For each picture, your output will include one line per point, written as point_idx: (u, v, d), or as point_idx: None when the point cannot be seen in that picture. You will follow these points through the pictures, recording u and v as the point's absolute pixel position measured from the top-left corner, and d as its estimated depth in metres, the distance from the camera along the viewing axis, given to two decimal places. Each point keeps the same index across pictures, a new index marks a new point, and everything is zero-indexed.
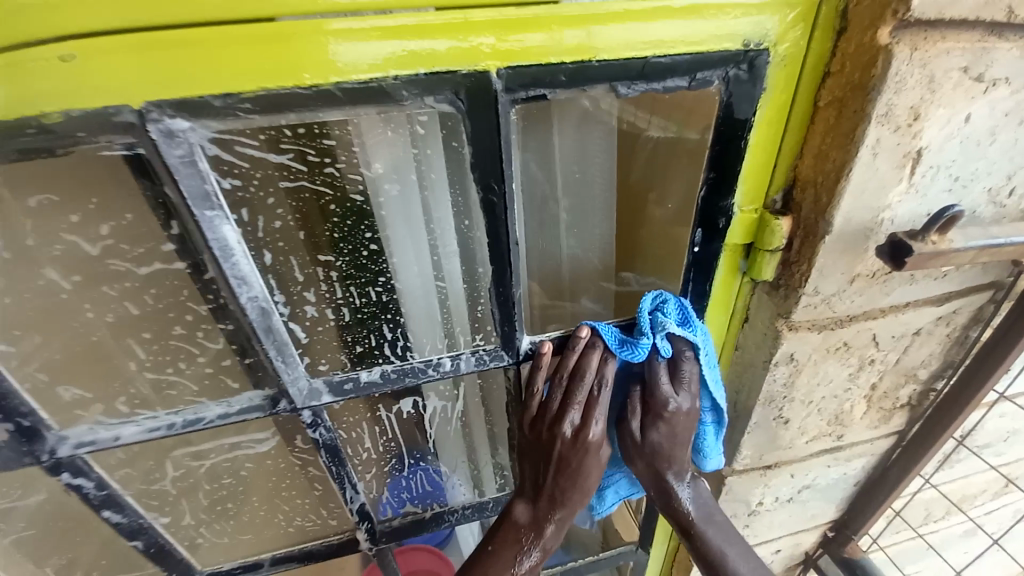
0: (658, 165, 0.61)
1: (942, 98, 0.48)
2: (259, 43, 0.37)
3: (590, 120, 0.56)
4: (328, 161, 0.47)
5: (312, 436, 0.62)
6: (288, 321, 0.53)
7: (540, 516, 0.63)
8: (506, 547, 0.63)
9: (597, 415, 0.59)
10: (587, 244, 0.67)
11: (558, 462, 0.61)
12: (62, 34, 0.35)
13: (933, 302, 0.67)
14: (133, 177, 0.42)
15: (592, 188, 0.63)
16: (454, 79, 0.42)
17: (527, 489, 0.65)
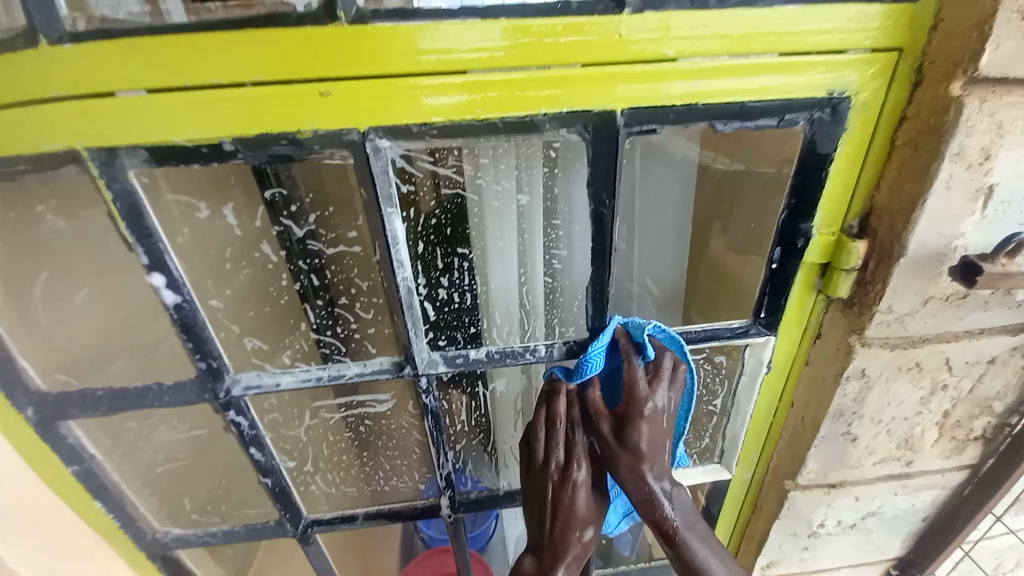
0: (725, 200, 0.72)
1: (1013, 141, 0.54)
2: (374, 90, 0.50)
3: (661, 156, 0.67)
4: (476, 176, 0.63)
5: (424, 401, 0.72)
6: (423, 300, 0.66)
7: (547, 569, 0.65)
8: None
9: (580, 456, 0.65)
10: (658, 265, 0.80)
11: (551, 508, 0.65)
12: (322, 77, 0.49)
13: (1007, 331, 0.70)
14: (342, 179, 0.58)
15: (667, 216, 0.76)
16: (586, 116, 0.53)
17: (532, 540, 0.68)
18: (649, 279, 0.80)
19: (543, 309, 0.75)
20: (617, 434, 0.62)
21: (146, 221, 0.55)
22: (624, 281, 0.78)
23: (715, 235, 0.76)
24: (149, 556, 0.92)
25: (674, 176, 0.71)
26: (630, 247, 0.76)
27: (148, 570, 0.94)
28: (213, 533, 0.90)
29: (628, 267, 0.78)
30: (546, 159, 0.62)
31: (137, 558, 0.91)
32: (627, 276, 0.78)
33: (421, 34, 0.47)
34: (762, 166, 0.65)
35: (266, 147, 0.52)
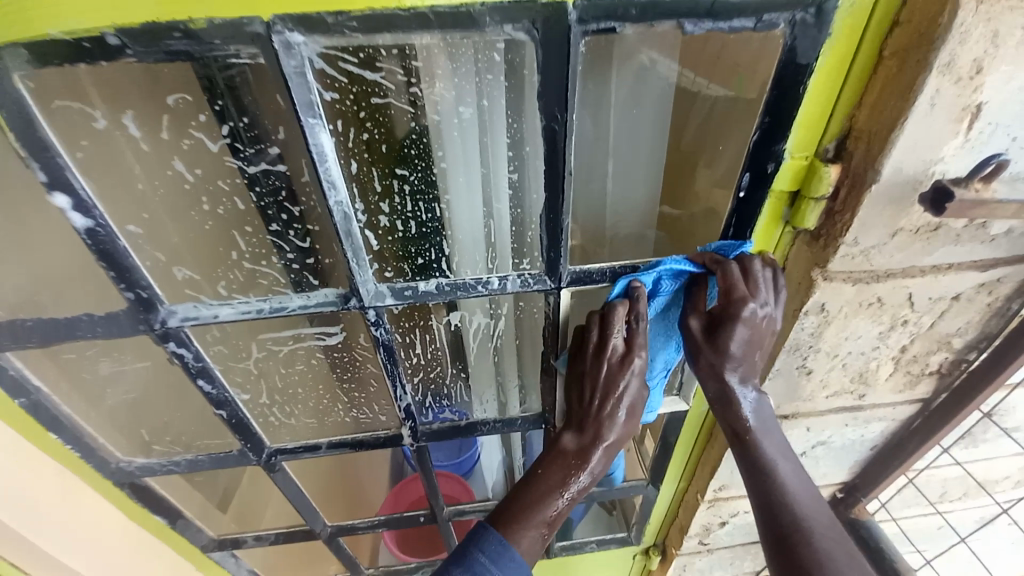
0: (713, 128, 0.66)
1: (1005, 57, 0.48)
2: None
3: (645, 75, 0.63)
4: (413, 81, 0.54)
5: (374, 334, 0.69)
6: (364, 228, 0.60)
7: (586, 444, 0.69)
8: (555, 475, 0.69)
9: (640, 345, 0.67)
10: (631, 195, 0.75)
11: (601, 392, 0.67)
12: None
13: (977, 267, 0.67)
14: (253, 88, 0.51)
15: (642, 139, 0.71)
16: (533, 9, 0.46)
17: (572, 420, 0.71)
18: (614, 219, 0.76)
19: (497, 241, 0.71)
20: (706, 330, 0.63)
21: (40, 132, 0.49)
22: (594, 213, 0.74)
23: (702, 168, 0.70)
24: (117, 483, 0.93)
25: (654, 100, 0.67)
26: (601, 173, 0.71)
27: (119, 496, 0.95)
28: (176, 462, 0.90)
29: (601, 197, 0.74)
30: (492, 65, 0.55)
31: (104, 484, 0.92)
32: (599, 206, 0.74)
33: None
34: (750, 92, 0.58)
35: (160, 42, 0.45)
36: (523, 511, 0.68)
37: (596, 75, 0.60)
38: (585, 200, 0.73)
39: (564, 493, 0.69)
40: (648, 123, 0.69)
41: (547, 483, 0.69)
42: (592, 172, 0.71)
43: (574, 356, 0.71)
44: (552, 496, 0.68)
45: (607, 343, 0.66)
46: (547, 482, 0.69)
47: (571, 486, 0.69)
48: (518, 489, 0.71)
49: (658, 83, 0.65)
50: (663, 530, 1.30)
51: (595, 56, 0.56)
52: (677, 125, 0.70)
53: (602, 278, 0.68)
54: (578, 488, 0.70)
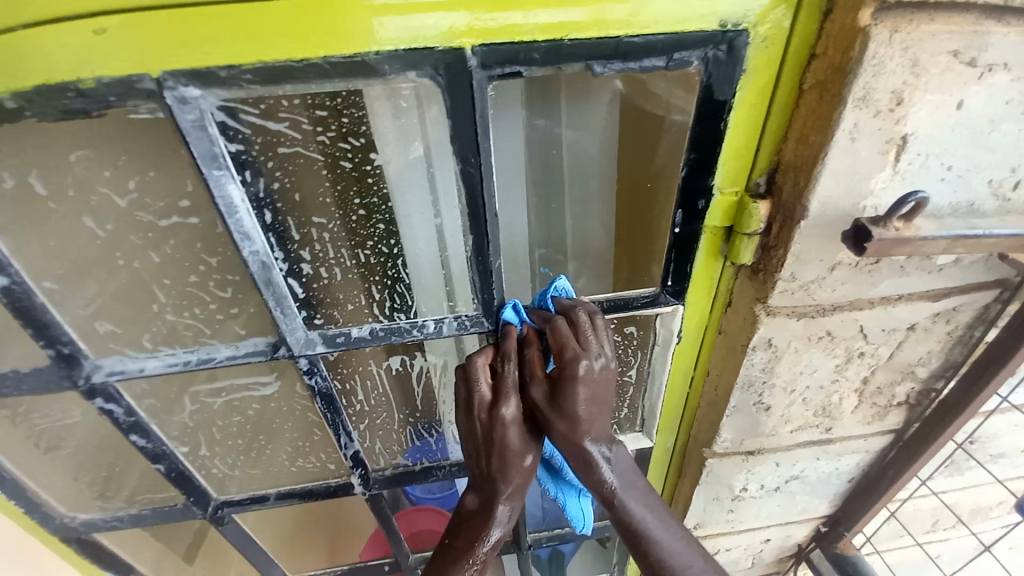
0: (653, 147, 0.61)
1: (929, 83, 0.46)
2: (191, 22, 0.41)
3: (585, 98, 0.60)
4: (320, 130, 0.51)
5: (309, 383, 0.67)
6: (287, 276, 0.58)
7: (488, 499, 0.60)
8: (462, 541, 0.60)
9: (508, 393, 0.57)
10: (585, 218, 0.72)
11: (483, 445, 0.58)
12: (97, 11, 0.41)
13: (929, 297, 0.65)
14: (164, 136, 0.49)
15: (589, 168, 0.68)
16: (432, 56, 0.45)
17: (472, 477, 0.62)
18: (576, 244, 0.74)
19: (452, 281, 0.65)
20: (549, 398, 0.56)
21: None
22: (552, 240, 0.73)
23: (654, 194, 0.64)
24: (62, 539, 0.88)
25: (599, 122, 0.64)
26: (553, 202, 0.70)
27: (65, 553, 0.91)
28: (121, 517, 0.87)
29: (558, 225, 0.73)
30: (399, 110, 0.52)
31: (49, 540, 0.88)
32: (556, 233, 0.73)
33: None
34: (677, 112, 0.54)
35: (56, 102, 0.45)
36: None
37: (535, 111, 0.61)
38: (540, 227, 0.72)
39: (472, 562, 0.58)
40: (595, 153, 0.67)
41: (454, 555, 0.59)
42: (544, 201, 0.70)
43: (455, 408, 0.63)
44: (460, 569, 0.58)
45: (473, 394, 0.58)
46: (456, 550, 0.60)
47: (480, 549, 0.59)
48: (430, 563, 0.61)
49: (601, 110, 0.62)
50: None
51: (535, 91, 0.58)
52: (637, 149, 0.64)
53: None
54: (486, 555, 0.59)
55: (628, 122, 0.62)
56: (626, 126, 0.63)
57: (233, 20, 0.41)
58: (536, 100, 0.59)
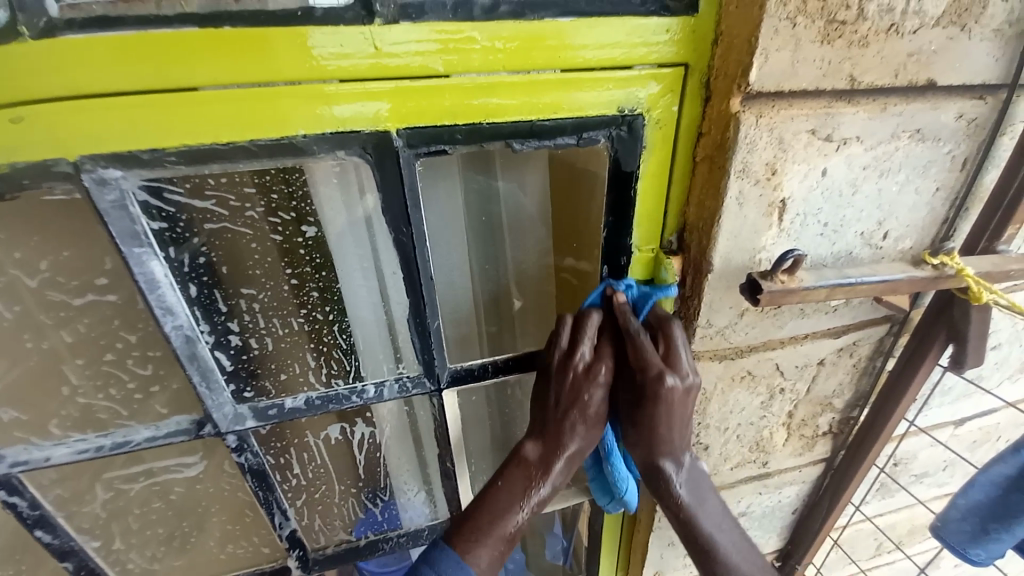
0: (580, 209, 0.67)
1: (795, 156, 0.54)
2: (114, 108, 0.42)
3: (521, 163, 0.65)
4: (248, 206, 0.52)
5: (238, 461, 0.64)
6: (213, 348, 0.56)
7: (549, 453, 0.59)
8: (514, 486, 0.58)
9: (608, 357, 0.58)
10: (525, 273, 0.75)
11: (565, 399, 0.58)
12: (15, 100, 0.41)
13: (831, 335, 0.72)
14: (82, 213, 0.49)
15: (524, 225, 0.72)
16: (359, 137, 0.48)
17: (535, 424, 0.61)
18: (520, 295, 0.77)
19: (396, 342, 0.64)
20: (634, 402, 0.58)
21: None
22: (493, 292, 0.76)
23: (583, 251, 0.69)
24: None
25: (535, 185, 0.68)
26: (492, 254, 0.73)
27: None
28: None
29: (500, 281, 0.75)
30: (334, 186, 0.53)
31: None
32: (497, 284, 0.76)
33: (206, 49, 0.41)
34: (594, 170, 0.60)
35: None
36: (478, 525, 0.56)
37: (471, 175, 0.65)
38: (481, 277, 0.74)
39: (524, 507, 0.58)
40: (533, 209, 0.70)
41: (505, 495, 0.58)
42: (483, 254, 0.73)
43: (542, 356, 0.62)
44: (512, 512, 0.57)
45: (577, 347, 0.58)
46: (505, 496, 0.58)
47: (527, 504, 0.58)
48: (475, 501, 0.59)
49: (535, 179, 0.67)
50: None
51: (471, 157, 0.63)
52: (569, 210, 0.69)
53: (486, 373, 0.67)
54: (539, 502, 0.58)
55: (564, 183, 0.67)
56: (557, 185, 0.68)
57: (158, 107, 0.43)
58: (474, 162, 0.64)
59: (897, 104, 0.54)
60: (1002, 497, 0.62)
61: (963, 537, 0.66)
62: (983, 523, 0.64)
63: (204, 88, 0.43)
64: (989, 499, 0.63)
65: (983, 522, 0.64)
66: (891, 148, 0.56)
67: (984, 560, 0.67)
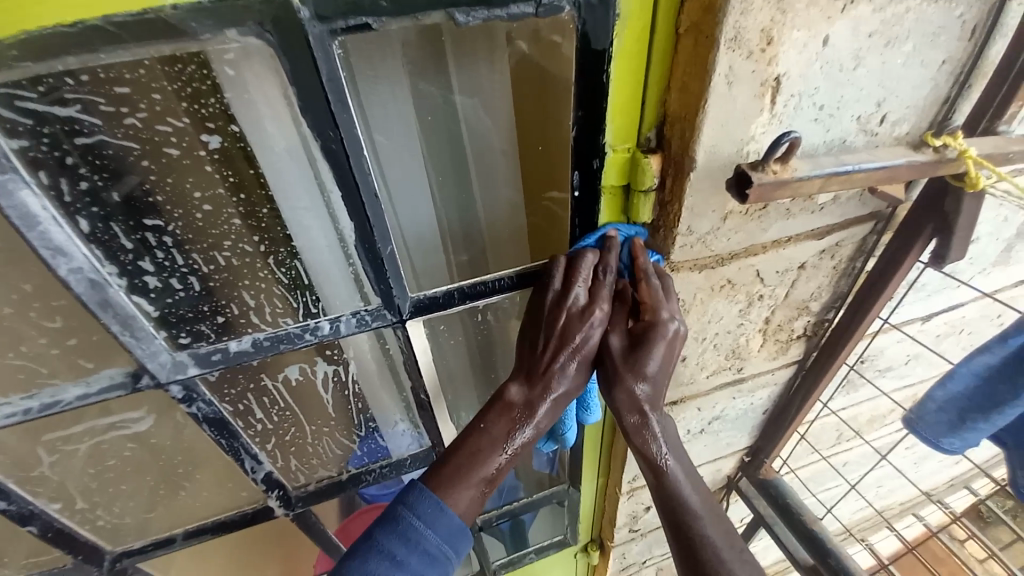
0: (550, 103, 0.54)
1: (795, 20, 0.45)
2: None
3: (476, 49, 0.51)
4: (125, 112, 0.40)
5: (190, 411, 0.59)
6: (129, 293, 0.48)
7: (535, 396, 0.56)
8: (498, 428, 0.56)
9: (604, 298, 0.55)
10: (491, 192, 0.63)
11: (556, 341, 0.56)
12: None
13: (815, 236, 0.68)
14: None
15: (489, 133, 0.59)
16: (252, 7, 0.36)
17: (522, 366, 0.58)
18: (488, 219, 0.65)
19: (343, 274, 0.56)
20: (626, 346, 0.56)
21: None
22: (464, 218, 0.65)
23: (556, 159, 0.57)
24: None
25: (497, 79, 0.54)
26: (450, 170, 0.61)
27: None
28: None
29: (466, 202, 0.64)
30: (228, 80, 0.41)
31: None
32: (465, 208, 0.64)
33: None
34: (562, 53, 0.48)
35: None
36: (460, 468, 0.55)
37: (420, 77, 0.52)
38: (446, 200, 0.63)
39: (506, 450, 0.56)
40: (492, 112, 0.57)
41: (489, 439, 0.56)
42: (446, 172, 0.61)
43: (532, 301, 0.59)
44: (493, 454, 0.55)
45: (571, 290, 0.55)
46: (488, 439, 0.56)
47: (511, 445, 0.56)
48: (458, 442, 0.57)
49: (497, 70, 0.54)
50: (597, 523, 1.23)
51: (414, 47, 0.48)
52: (540, 107, 0.55)
53: (452, 301, 0.62)
54: (521, 448, 0.56)
55: (531, 74, 0.53)
56: (522, 80, 0.54)
57: None
58: (420, 62, 0.50)
59: None
60: (980, 387, 0.63)
61: (940, 428, 0.69)
62: (961, 414, 0.66)
63: None
64: (967, 390, 0.64)
65: (960, 414, 0.66)
66: (901, 9, 0.48)
67: (957, 448, 0.69)
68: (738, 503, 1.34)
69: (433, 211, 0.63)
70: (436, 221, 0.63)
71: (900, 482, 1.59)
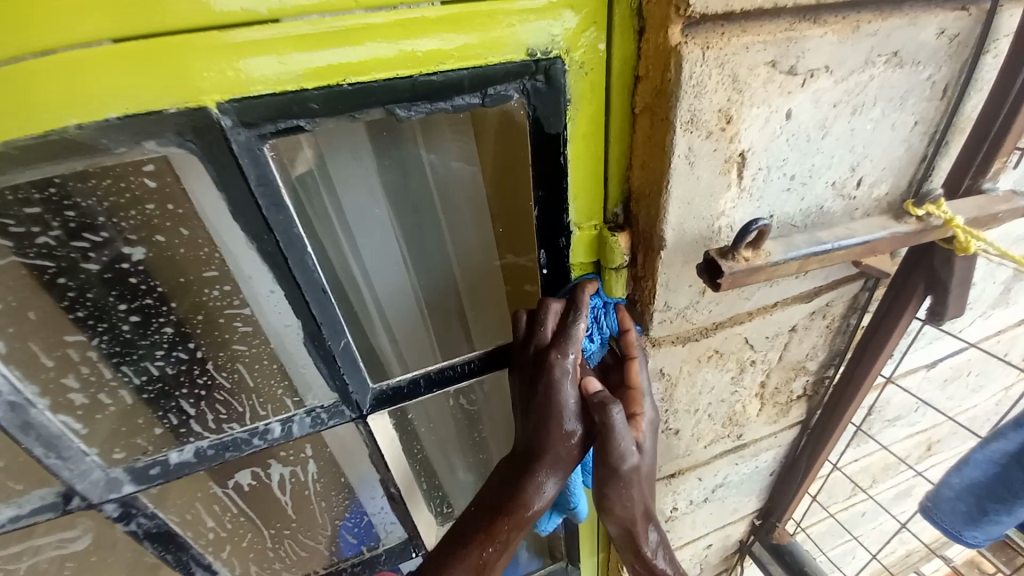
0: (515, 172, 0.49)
1: (753, 97, 0.43)
2: None
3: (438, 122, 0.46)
4: (37, 231, 0.37)
5: (128, 529, 0.53)
6: (53, 413, 0.44)
7: (522, 471, 0.50)
8: (486, 512, 0.51)
9: (573, 345, 0.49)
10: (470, 262, 0.58)
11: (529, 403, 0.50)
12: None
13: (803, 298, 0.65)
14: None
15: (459, 201, 0.53)
16: (167, 120, 0.34)
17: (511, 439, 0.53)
18: (468, 289, 0.59)
19: (297, 372, 0.51)
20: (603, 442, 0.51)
21: None
22: (441, 287, 0.58)
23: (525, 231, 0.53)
24: None
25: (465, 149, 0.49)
26: (423, 242, 0.55)
27: None
28: None
29: (442, 273, 0.58)
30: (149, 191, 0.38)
31: None
32: (442, 283, 0.58)
33: None
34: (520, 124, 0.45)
35: None
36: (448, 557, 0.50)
37: (383, 142, 0.46)
38: (422, 273, 0.57)
39: (494, 539, 0.50)
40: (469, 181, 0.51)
41: (474, 524, 0.51)
42: (420, 247, 0.55)
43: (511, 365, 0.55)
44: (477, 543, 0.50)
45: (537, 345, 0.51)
46: (470, 523, 0.51)
47: (502, 530, 0.49)
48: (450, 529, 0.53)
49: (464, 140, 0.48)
50: None
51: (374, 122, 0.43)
52: (510, 178, 0.50)
53: (418, 389, 0.57)
54: (507, 537, 0.50)
55: (500, 144, 0.48)
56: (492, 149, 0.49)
57: None
58: (383, 132, 0.45)
59: (871, 21, 0.44)
60: (1000, 475, 0.57)
61: (958, 518, 0.62)
62: (980, 502, 0.60)
63: None
64: (985, 476, 0.58)
65: (979, 503, 0.60)
66: (865, 77, 0.47)
67: (981, 541, 0.63)
68: (752, 567, 1.25)
69: (406, 281, 0.56)
70: (409, 292, 0.57)
71: (921, 532, 1.50)
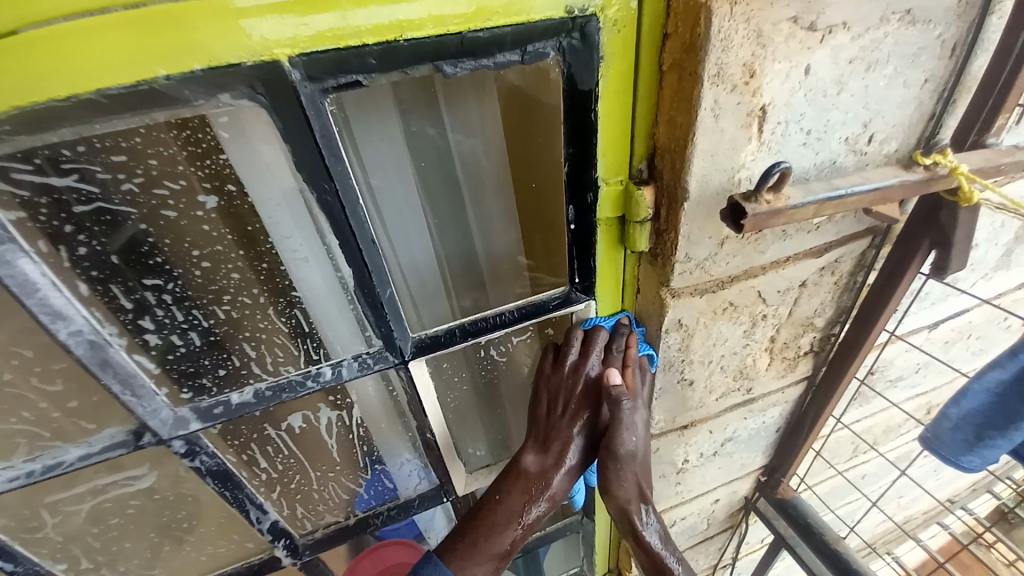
0: (538, 134, 0.54)
1: (776, 51, 0.46)
2: None
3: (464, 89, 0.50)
4: (122, 178, 0.41)
5: (193, 465, 0.58)
6: (130, 353, 0.48)
7: (548, 465, 0.59)
8: (514, 498, 0.59)
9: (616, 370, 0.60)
10: (489, 231, 0.62)
11: (571, 409, 0.60)
12: None
13: (814, 254, 0.68)
14: None
15: (484, 174, 0.58)
16: (243, 73, 0.37)
17: (535, 438, 0.62)
18: (488, 257, 0.64)
19: (358, 317, 0.55)
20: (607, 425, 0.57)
21: None
22: (464, 259, 0.63)
23: (548, 190, 0.57)
24: None
25: (487, 120, 0.54)
26: (447, 212, 0.60)
27: None
28: None
29: (465, 240, 0.62)
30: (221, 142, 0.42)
31: None
32: (465, 250, 0.63)
33: None
34: (549, 91, 0.49)
35: None
36: (477, 538, 0.57)
37: (414, 120, 0.51)
38: (445, 240, 0.61)
39: (519, 525, 0.58)
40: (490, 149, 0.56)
41: (504, 511, 0.58)
42: (444, 215, 0.59)
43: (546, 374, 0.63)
44: (507, 528, 0.58)
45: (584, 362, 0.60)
46: (504, 511, 0.58)
47: (526, 514, 0.58)
48: (475, 509, 0.60)
49: (485, 108, 0.53)
50: (613, 554, 1.19)
51: (408, 89, 0.48)
52: (529, 142, 0.55)
53: (454, 339, 0.61)
54: (533, 521, 0.58)
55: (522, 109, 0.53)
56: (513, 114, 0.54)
57: None
58: (414, 102, 0.49)
59: None
60: (996, 404, 0.62)
61: (957, 448, 0.67)
62: (979, 431, 0.64)
63: (25, 31, 0.32)
64: (983, 407, 0.63)
65: (977, 430, 0.64)
66: (880, 34, 0.49)
67: (977, 466, 0.67)
68: (757, 524, 1.31)
69: (432, 251, 0.61)
70: (436, 261, 0.61)
71: (917, 493, 1.56)
